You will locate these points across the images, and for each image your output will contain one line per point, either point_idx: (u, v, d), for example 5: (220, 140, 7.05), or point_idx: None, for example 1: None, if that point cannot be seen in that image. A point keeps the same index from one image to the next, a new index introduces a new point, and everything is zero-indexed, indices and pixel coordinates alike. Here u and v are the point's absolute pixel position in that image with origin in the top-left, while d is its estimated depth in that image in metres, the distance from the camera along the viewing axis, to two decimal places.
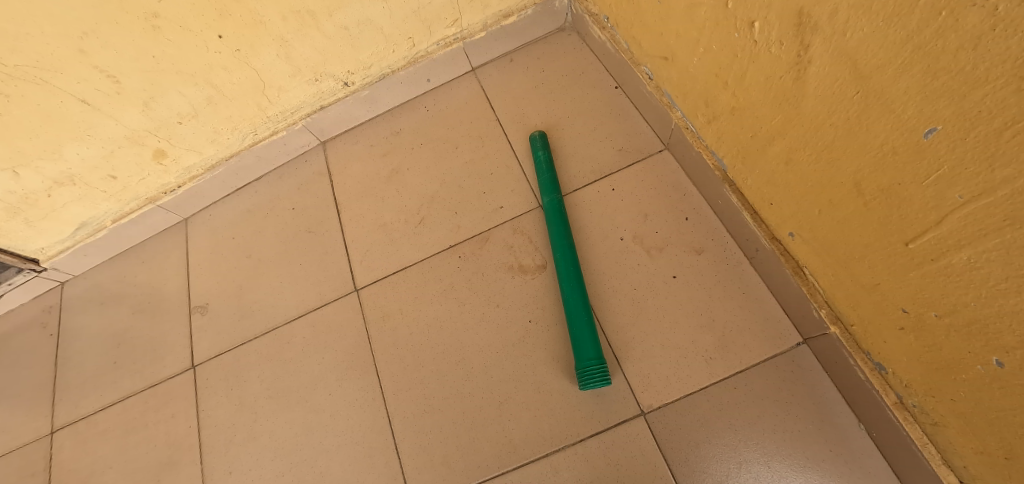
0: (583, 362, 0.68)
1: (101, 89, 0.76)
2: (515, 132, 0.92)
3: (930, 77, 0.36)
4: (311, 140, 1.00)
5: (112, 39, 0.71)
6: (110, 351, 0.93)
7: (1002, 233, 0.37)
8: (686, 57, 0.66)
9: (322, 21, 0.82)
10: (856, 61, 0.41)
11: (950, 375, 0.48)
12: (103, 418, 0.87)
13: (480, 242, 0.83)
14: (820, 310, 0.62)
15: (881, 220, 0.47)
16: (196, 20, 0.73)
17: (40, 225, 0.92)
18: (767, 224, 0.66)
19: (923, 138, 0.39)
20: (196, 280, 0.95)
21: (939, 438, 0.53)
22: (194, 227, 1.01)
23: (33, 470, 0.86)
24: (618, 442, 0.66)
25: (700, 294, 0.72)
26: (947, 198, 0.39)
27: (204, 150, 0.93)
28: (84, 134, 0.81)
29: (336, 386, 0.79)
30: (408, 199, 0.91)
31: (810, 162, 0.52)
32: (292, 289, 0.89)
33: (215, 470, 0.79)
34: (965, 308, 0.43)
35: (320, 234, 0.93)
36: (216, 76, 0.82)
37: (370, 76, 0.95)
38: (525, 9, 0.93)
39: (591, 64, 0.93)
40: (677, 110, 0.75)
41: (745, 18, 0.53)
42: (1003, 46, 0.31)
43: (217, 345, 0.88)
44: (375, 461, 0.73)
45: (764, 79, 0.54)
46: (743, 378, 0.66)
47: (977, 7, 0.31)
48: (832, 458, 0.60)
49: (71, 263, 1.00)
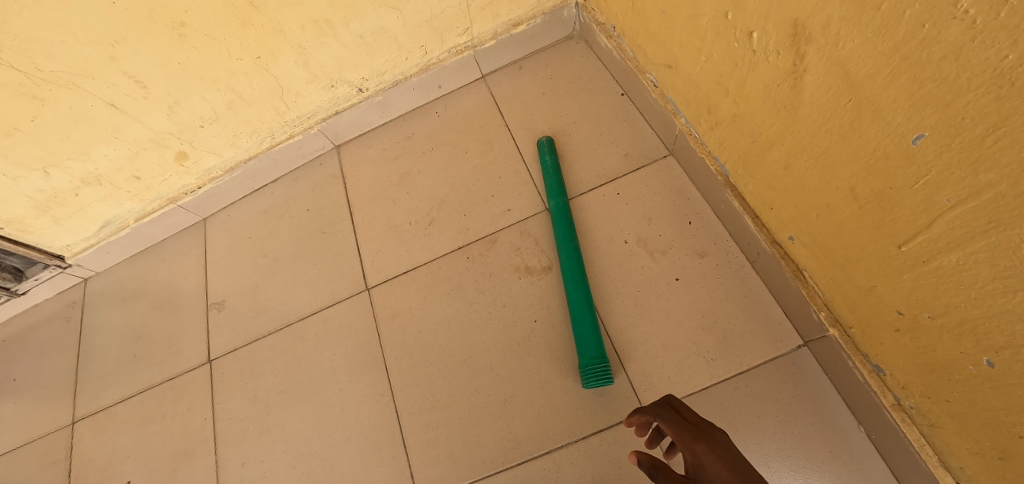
0: (587, 359, 0.70)
1: (129, 93, 0.80)
2: (522, 138, 0.94)
3: (917, 85, 0.38)
4: (326, 144, 1.04)
5: (141, 46, 0.75)
6: (130, 345, 0.97)
7: (988, 236, 0.38)
8: (689, 65, 0.68)
9: (338, 30, 0.85)
10: (848, 70, 0.43)
11: (945, 376, 0.49)
12: (122, 410, 0.91)
13: (487, 244, 0.86)
14: (819, 313, 0.63)
15: (874, 224, 0.48)
16: (219, 29, 0.77)
17: (67, 223, 0.96)
18: (768, 228, 0.67)
19: (912, 145, 0.40)
20: (214, 278, 0.99)
21: (936, 440, 0.54)
22: (212, 227, 1.04)
23: (54, 458, 0.89)
24: (620, 440, 0.68)
25: (702, 297, 0.73)
26: (936, 202, 0.41)
27: (223, 152, 0.97)
28: (111, 137, 0.85)
29: (347, 381, 0.82)
30: (418, 201, 0.94)
31: (807, 168, 0.54)
32: (305, 287, 0.92)
33: (228, 461, 0.81)
34: (956, 309, 0.44)
35: (333, 234, 0.96)
36: (237, 82, 0.86)
37: (383, 82, 0.98)
38: (535, 18, 0.96)
39: (598, 71, 0.96)
40: (681, 117, 0.77)
41: (744, 29, 0.55)
42: (982, 57, 0.33)
43: (232, 341, 0.91)
44: (383, 454, 0.75)
45: (763, 88, 0.55)
46: (743, 379, 0.68)
47: (957, 19, 0.33)
48: (832, 460, 0.62)
49: (94, 261, 1.04)
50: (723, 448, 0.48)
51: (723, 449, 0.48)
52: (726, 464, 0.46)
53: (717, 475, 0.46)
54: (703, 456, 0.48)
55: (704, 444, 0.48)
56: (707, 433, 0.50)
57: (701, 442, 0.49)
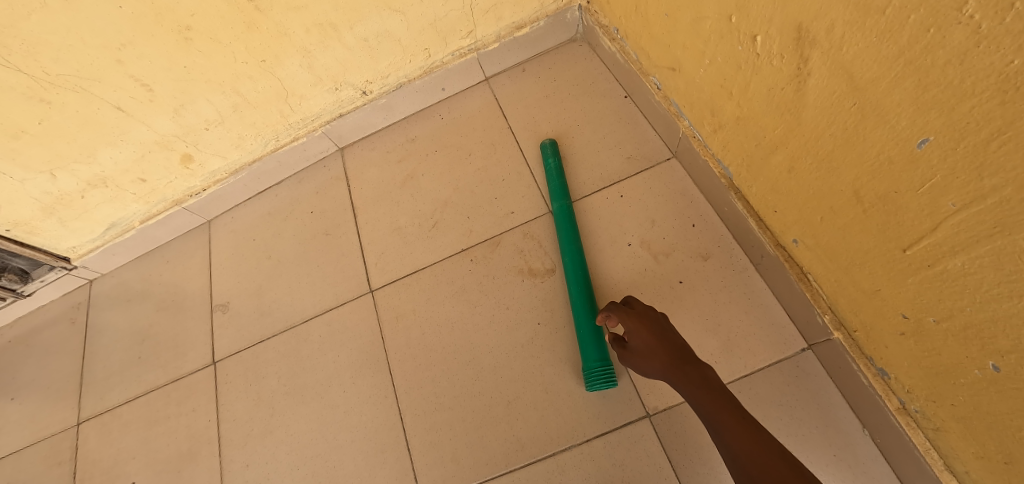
0: (589, 363, 0.70)
1: (135, 96, 0.81)
2: (525, 140, 0.94)
3: (921, 90, 0.38)
4: (329, 146, 1.04)
5: (148, 50, 0.75)
6: (135, 346, 0.97)
7: (993, 240, 0.38)
8: (693, 68, 0.68)
9: (343, 33, 0.85)
10: (852, 74, 0.43)
11: (950, 380, 0.49)
12: (127, 411, 0.91)
13: (491, 246, 0.86)
14: (823, 316, 0.63)
15: (879, 227, 0.48)
16: (225, 32, 0.77)
17: (73, 225, 0.97)
18: (772, 231, 0.67)
19: (916, 149, 0.40)
20: (218, 280, 0.99)
21: (941, 444, 0.54)
22: (216, 229, 1.05)
23: (60, 459, 0.89)
24: (624, 443, 0.68)
25: (705, 299, 0.73)
26: (941, 206, 0.41)
27: (228, 154, 0.97)
28: (118, 139, 0.86)
29: (350, 383, 0.82)
30: (422, 203, 0.94)
31: (811, 171, 0.54)
32: (309, 289, 0.92)
33: (233, 462, 0.82)
34: (961, 313, 0.44)
35: (336, 236, 0.96)
36: (242, 85, 0.86)
37: (387, 85, 0.98)
38: (538, 21, 0.96)
39: (601, 74, 0.96)
40: (684, 120, 0.77)
41: (748, 32, 0.55)
42: (987, 61, 0.33)
43: (236, 342, 0.92)
44: (387, 456, 0.75)
45: (767, 91, 0.55)
46: (747, 382, 0.68)
47: (962, 24, 0.33)
48: (836, 463, 0.61)
49: (100, 262, 1.04)
50: (651, 320, 0.62)
51: (650, 320, 0.61)
52: (648, 331, 0.60)
53: (643, 340, 0.60)
54: (631, 328, 0.62)
55: (632, 318, 0.62)
56: (640, 311, 0.63)
57: (629, 318, 0.63)
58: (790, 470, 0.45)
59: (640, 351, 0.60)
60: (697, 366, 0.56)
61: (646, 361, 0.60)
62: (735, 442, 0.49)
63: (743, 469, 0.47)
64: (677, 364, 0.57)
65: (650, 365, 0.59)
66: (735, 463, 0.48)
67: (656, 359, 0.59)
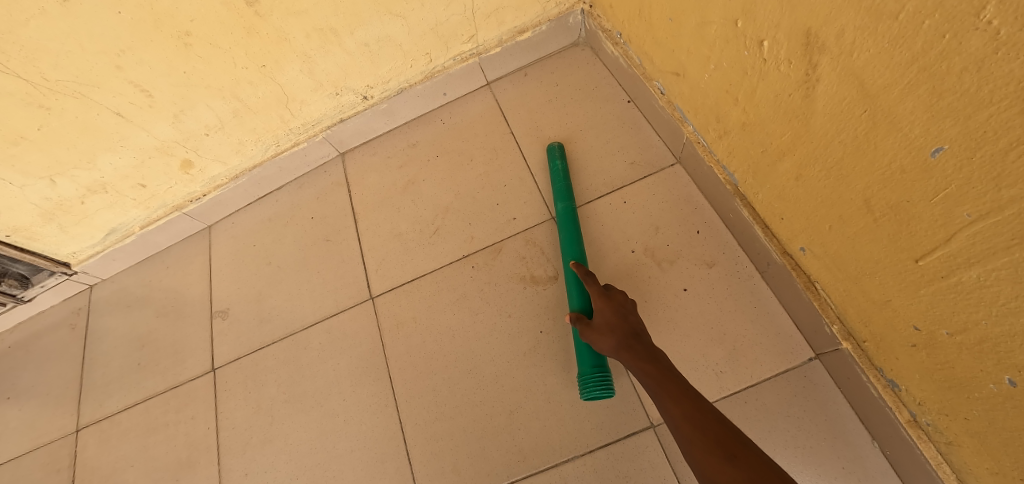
0: (585, 374, 0.68)
1: (135, 102, 0.80)
2: (527, 145, 0.93)
3: (936, 97, 0.37)
4: (330, 152, 1.03)
5: (147, 55, 0.75)
6: (134, 353, 0.96)
7: (1011, 252, 0.37)
8: (698, 73, 0.67)
9: (343, 38, 0.84)
10: (863, 81, 0.42)
11: (964, 394, 0.48)
12: (126, 418, 0.90)
13: (492, 253, 0.85)
14: (832, 326, 0.61)
15: (889, 236, 0.47)
16: (224, 37, 0.77)
17: (72, 230, 0.96)
18: (779, 238, 0.66)
19: (930, 158, 0.39)
20: (218, 286, 0.98)
21: (954, 458, 0.53)
22: (217, 234, 1.04)
23: (59, 466, 0.89)
24: (628, 454, 0.67)
25: (710, 308, 0.72)
26: (956, 216, 0.40)
27: (228, 160, 0.97)
28: (118, 145, 0.86)
29: (350, 392, 0.81)
30: (423, 209, 0.93)
31: (820, 178, 0.53)
32: (309, 296, 0.92)
33: (231, 471, 0.81)
34: (976, 326, 0.43)
35: (337, 242, 0.95)
36: (242, 90, 0.86)
37: (388, 90, 0.97)
38: (540, 25, 0.95)
39: (605, 79, 0.95)
40: (688, 125, 0.76)
41: (755, 37, 0.54)
42: (1005, 69, 0.32)
43: (236, 349, 0.91)
44: (387, 466, 0.74)
45: (774, 97, 0.54)
46: (754, 392, 0.66)
47: (979, 30, 0.32)
48: (845, 475, 0.60)
49: (100, 268, 1.04)
50: (617, 303, 0.65)
51: (616, 301, 0.65)
52: (612, 309, 0.64)
53: (603, 317, 0.64)
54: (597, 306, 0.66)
55: (599, 297, 0.66)
56: (608, 293, 0.67)
57: (599, 297, 0.66)
58: (727, 436, 0.49)
59: (599, 326, 0.63)
60: (646, 342, 0.60)
61: (600, 336, 0.63)
62: (678, 410, 0.52)
63: (681, 432, 0.51)
64: (629, 339, 0.60)
65: (603, 339, 0.62)
66: (676, 428, 0.52)
67: (612, 334, 0.62)
